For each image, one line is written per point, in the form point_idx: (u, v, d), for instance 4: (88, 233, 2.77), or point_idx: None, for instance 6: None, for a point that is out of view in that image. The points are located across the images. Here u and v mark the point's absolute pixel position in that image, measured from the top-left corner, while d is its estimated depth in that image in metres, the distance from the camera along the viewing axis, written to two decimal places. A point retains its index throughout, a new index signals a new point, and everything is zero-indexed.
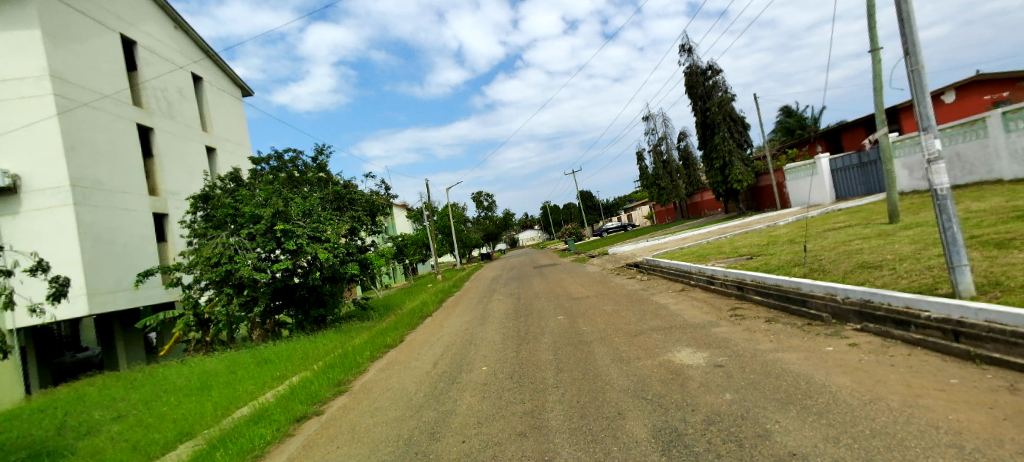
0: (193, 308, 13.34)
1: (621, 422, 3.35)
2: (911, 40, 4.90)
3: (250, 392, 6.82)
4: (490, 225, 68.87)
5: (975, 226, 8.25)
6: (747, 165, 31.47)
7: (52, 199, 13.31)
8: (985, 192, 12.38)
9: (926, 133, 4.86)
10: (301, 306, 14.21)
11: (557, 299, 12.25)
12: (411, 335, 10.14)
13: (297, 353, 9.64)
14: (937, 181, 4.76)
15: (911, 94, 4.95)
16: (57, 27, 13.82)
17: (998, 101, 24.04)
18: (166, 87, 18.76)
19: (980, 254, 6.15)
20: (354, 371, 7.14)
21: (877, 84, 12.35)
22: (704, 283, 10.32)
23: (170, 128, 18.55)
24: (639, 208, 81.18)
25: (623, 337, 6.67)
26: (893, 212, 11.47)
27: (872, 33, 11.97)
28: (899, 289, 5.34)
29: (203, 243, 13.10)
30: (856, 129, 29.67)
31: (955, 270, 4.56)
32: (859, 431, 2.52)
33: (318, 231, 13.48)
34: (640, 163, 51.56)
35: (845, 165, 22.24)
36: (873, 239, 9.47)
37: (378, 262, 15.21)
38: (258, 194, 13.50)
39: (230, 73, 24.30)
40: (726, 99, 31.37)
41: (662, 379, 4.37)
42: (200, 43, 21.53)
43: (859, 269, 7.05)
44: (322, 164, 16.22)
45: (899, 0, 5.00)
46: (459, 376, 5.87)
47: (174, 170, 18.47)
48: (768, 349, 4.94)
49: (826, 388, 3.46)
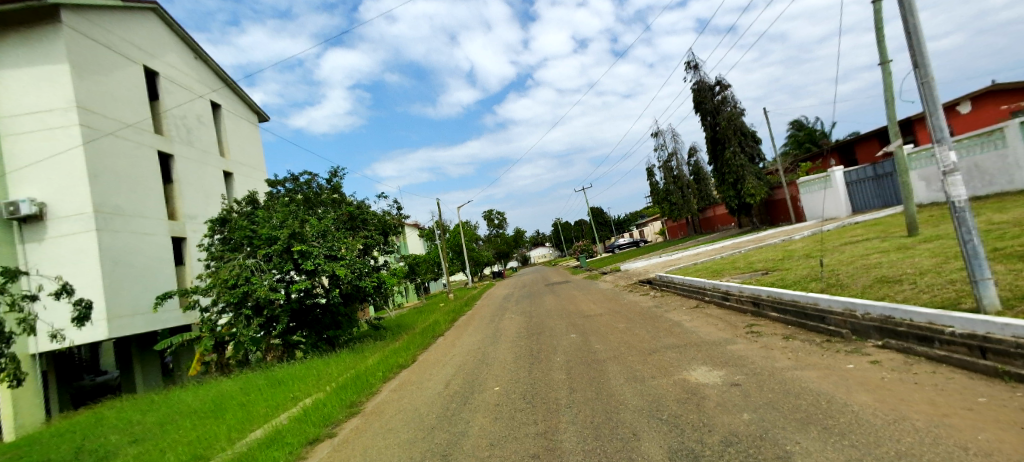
0: (210, 331, 13.38)
1: (636, 443, 3.30)
2: (921, 53, 4.89)
3: (263, 415, 6.84)
4: (502, 244, 69.06)
5: (997, 239, 8.05)
6: (759, 179, 31.21)
7: (75, 225, 13.74)
8: (1006, 203, 12.10)
9: (940, 145, 4.80)
10: (315, 328, 14.31)
11: (569, 317, 12.14)
12: (424, 355, 10.19)
13: (310, 374, 9.73)
14: (953, 194, 4.66)
15: (923, 106, 4.89)
16: (84, 61, 14.52)
17: (1016, 111, 23.62)
18: (186, 115, 19.38)
19: (1005, 268, 5.98)
20: (366, 392, 7.16)
21: (889, 96, 12.26)
22: (719, 300, 10.18)
23: (189, 154, 19.08)
24: (651, 223, 81.06)
25: (636, 355, 6.59)
26: (912, 225, 11.18)
27: (881, 47, 11.94)
28: (921, 304, 5.20)
29: (221, 265, 13.24)
30: (871, 142, 29.46)
31: (978, 285, 4.44)
32: (884, 452, 2.44)
33: (334, 249, 13.81)
34: (651, 178, 51.72)
35: (861, 177, 21.94)
36: (892, 252, 9.29)
37: (391, 281, 15.29)
38: (273, 216, 13.79)
39: (248, 101, 25.06)
40: (735, 113, 31.35)
41: (677, 398, 4.30)
42: (219, 72, 22.30)
43: (878, 283, 6.90)
44: (335, 185, 16.50)
45: (905, 14, 5.01)
46: (472, 396, 5.84)
47: (193, 196, 18.91)
48: (786, 367, 4.85)
49: (847, 407, 3.38)
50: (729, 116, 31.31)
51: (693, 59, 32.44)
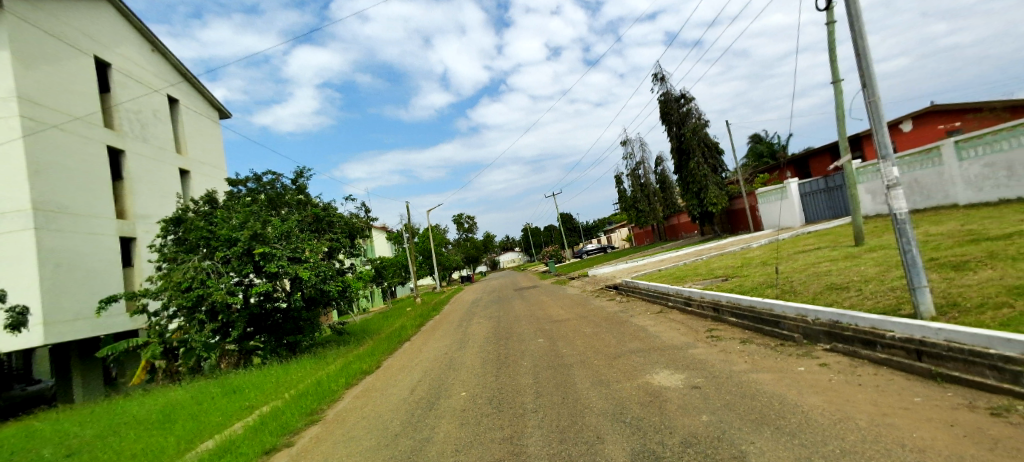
0: (159, 337, 12.65)
1: (600, 446, 3.34)
2: (868, 74, 5.22)
3: (216, 424, 6.52)
4: (471, 248, 68.86)
5: (933, 249, 8.65)
6: (721, 188, 32.41)
7: (11, 223, 12.74)
8: (942, 216, 13.02)
9: (884, 161, 5.12)
10: (275, 333, 13.78)
11: (537, 322, 12.21)
12: (389, 360, 10.00)
13: (268, 382, 9.35)
14: (895, 206, 4.99)
15: (869, 123, 5.22)
16: (29, 49, 13.55)
17: (951, 131, 25.64)
18: (140, 109, 18.40)
19: (940, 276, 6.43)
20: (328, 400, 6.94)
21: (840, 113, 13.00)
22: (682, 305, 10.46)
23: (142, 150, 18.10)
24: (619, 230, 82.81)
25: (603, 359, 6.69)
26: (858, 235, 11.86)
27: (833, 67, 12.67)
28: (865, 310, 5.53)
29: (174, 267, 12.58)
30: (823, 156, 31.16)
31: (916, 291, 4.75)
32: (830, 450, 2.57)
33: (298, 252, 13.36)
34: (619, 186, 52.87)
35: (813, 189, 23.15)
36: (840, 261, 9.83)
37: (357, 285, 14.96)
38: (233, 217, 13.23)
39: (208, 96, 24.02)
40: (699, 125, 32.43)
41: (640, 401, 4.39)
42: (179, 67, 21.32)
43: (827, 290, 7.28)
44: (301, 186, 15.99)
45: (855, 36, 5.34)
46: (438, 403, 5.74)
47: (146, 194, 17.93)
48: (743, 370, 5.03)
49: (798, 407, 3.53)
50: (693, 127, 32.36)
51: (660, 71, 33.40)
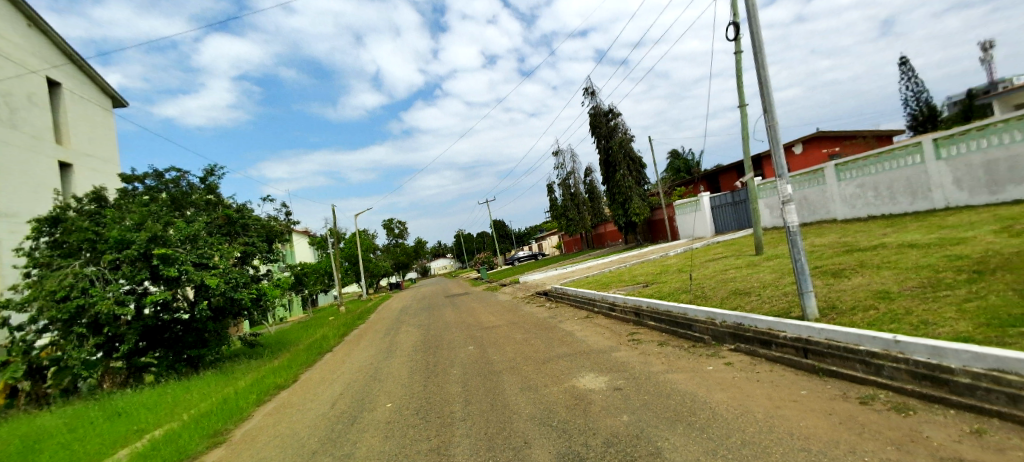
0: (22, 355, 10.73)
1: (527, 450, 3.37)
2: (768, 101, 5.84)
3: (96, 453, 5.70)
4: (401, 254, 66.94)
5: (817, 258, 9.84)
6: (643, 200, 34.48)
7: None
8: (825, 229, 14.87)
9: (781, 179, 5.74)
10: (173, 347, 12.44)
11: (467, 329, 12.13)
12: (308, 373, 9.40)
13: (166, 401, 8.39)
14: (788, 220, 5.61)
15: (768, 145, 5.83)
16: None
17: (832, 155, 29.46)
18: (9, 91, 15.80)
19: (822, 282, 7.33)
20: (235, 419, 6.33)
21: (745, 135, 14.42)
22: (606, 311, 10.93)
23: (10, 138, 15.51)
24: (549, 238, 84.99)
25: (532, 365, 6.79)
26: (758, 245, 13.17)
27: (740, 93, 14.04)
28: (763, 313, 6.14)
29: (47, 274, 10.81)
30: (731, 173, 34.34)
31: (803, 296, 5.37)
32: (733, 441, 2.80)
33: (205, 257, 12.20)
34: (550, 195, 54.35)
35: (722, 203, 25.38)
36: (743, 268, 10.85)
37: (273, 294, 13.97)
38: (127, 216, 11.74)
39: (100, 82, 21.23)
40: (624, 139, 34.30)
41: (566, 404, 4.50)
42: (64, 46, 18.67)
43: (732, 295, 8.00)
44: (211, 185, 14.59)
45: (758, 67, 5.97)
46: (361, 416, 5.46)
47: (12, 190, 15.36)
48: (660, 370, 5.35)
49: (707, 404, 3.82)
50: (619, 141, 34.18)
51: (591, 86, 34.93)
